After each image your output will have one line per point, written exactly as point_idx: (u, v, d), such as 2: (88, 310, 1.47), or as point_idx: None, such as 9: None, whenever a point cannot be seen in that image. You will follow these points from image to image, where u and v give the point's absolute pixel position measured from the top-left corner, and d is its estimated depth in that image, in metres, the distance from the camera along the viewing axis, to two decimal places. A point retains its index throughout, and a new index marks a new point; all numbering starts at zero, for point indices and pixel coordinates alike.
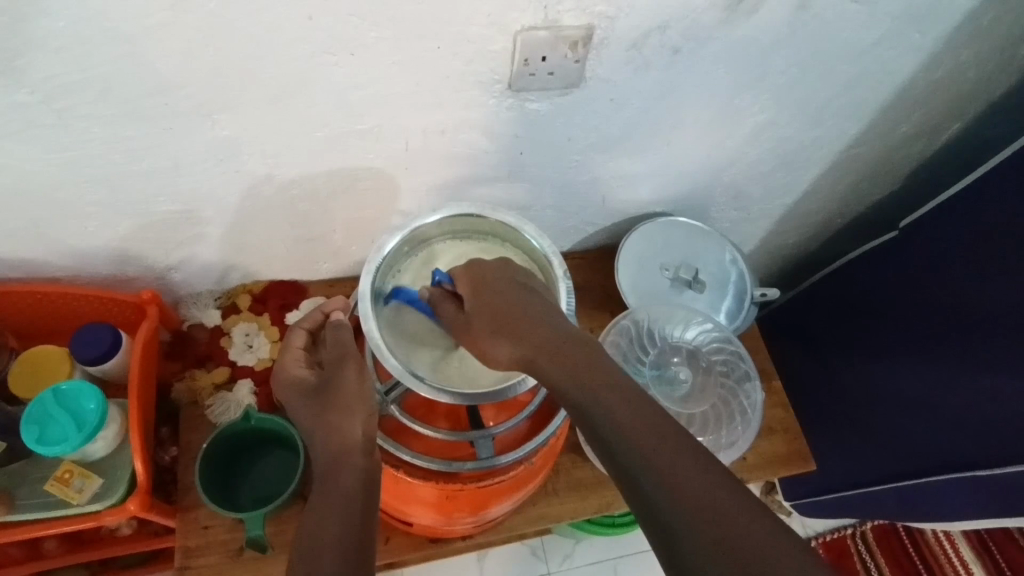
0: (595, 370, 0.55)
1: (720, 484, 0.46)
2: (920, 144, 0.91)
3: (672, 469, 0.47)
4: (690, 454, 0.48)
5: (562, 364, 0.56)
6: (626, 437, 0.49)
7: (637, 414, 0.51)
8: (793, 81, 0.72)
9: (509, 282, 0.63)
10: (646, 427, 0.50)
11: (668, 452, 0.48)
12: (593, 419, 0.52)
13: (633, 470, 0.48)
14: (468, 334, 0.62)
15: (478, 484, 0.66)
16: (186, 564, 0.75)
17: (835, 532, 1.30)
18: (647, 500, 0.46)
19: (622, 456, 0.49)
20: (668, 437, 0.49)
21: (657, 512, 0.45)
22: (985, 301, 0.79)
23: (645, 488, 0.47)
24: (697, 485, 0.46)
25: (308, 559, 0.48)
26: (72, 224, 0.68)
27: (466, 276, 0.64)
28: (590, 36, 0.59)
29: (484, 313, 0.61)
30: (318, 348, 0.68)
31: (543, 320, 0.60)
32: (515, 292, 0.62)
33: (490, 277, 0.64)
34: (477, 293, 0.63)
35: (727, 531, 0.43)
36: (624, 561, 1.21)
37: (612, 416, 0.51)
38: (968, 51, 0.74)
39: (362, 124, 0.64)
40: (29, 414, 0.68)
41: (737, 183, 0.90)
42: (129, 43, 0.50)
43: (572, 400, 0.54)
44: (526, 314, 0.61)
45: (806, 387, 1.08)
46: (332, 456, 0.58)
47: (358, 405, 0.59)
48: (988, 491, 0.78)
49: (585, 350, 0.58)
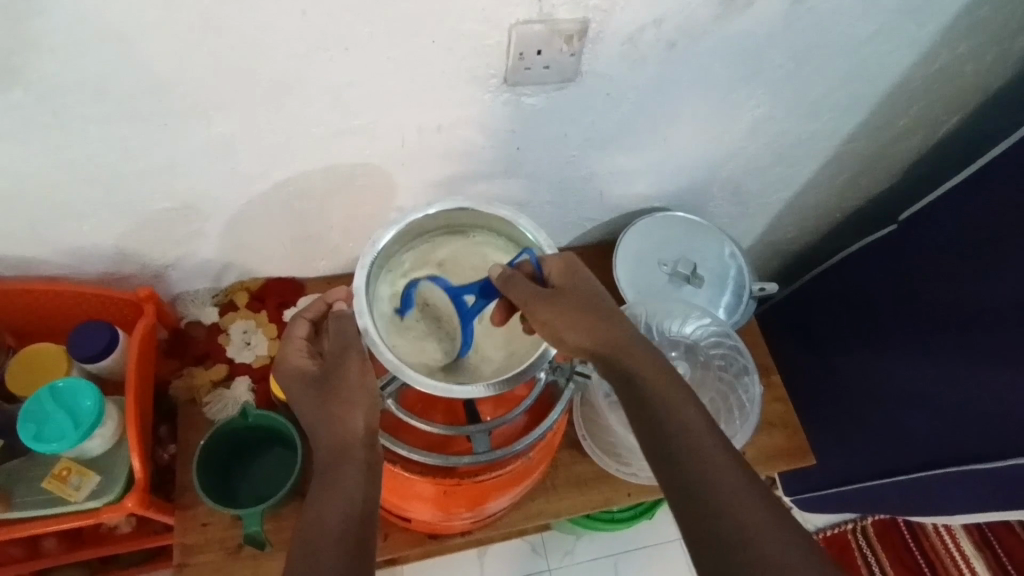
0: (664, 375, 0.55)
1: (774, 512, 0.46)
2: (919, 138, 0.91)
3: (731, 486, 0.47)
4: (748, 479, 0.48)
5: (640, 363, 0.56)
6: (690, 447, 0.49)
7: (703, 428, 0.51)
8: (791, 76, 0.72)
9: (593, 277, 0.62)
10: (710, 441, 0.50)
11: (726, 468, 0.48)
12: (656, 420, 0.52)
13: (690, 478, 0.48)
14: (550, 309, 0.58)
15: (474, 479, 0.67)
16: (185, 563, 0.75)
17: (837, 527, 1.23)
18: (699, 509, 0.46)
19: (683, 463, 0.49)
20: (729, 459, 0.49)
21: (709, 523, 0.46)
22: (985, 294, 0.79)
23: (702, 496, 0.47)
24: (752, 508, 0.46)
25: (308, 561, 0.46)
26: (68, 224, 0.68)
27: (558, 260, 0.62)
28: (586, 30, 0.59)
29: (572, 298, 0.59)
30: (321, 338, 0.65)
31: (619, 321, 0.59)
32: (597, 288, 0.61)
33: (575, 267, 0.62)
34: (566, 280, 0.61)
35: (775, 554, 0.43)
36: (624, 558, 1.21)
37: (676, 419, 0.51)
38: (966, 44, 0.74)
39: (358, 121, 0.64)
40: (25, 412, 0.68)
41: (735, 179, 0.90)
42: (122, 42, 0.50)
43: (637, 398, 0.54)
44: (606, 309, 0.59)
45: (806, 382, 1.08)
46: (334, 451, 0.55)
47: (362, 397, 0.57)
48: (988, 485, 0.78)
49: (657, 355, 0.57)
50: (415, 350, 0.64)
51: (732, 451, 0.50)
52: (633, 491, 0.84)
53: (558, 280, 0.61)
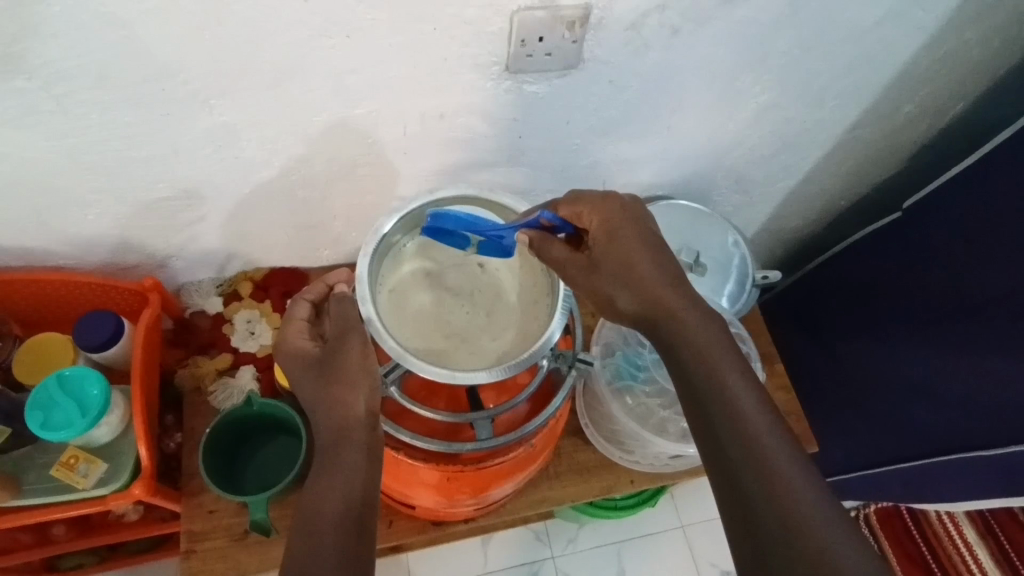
0: (715, 347, 0.54)
1: (819, 496, 0.48)
2: (924, 125, 0.90)
3: (774, 467, 0.49)
4: (793, 461, 0.49)
5: (687, 333, 0.55)
6: (736, 429, 0.50)
7: (751, 408, 0.51)
8: (795, 62, 0.71)
9: (640, 229, 0.59)
10: (758, 423, 0.51)
11: (770, 451, 0.49)
12: (704, 397, 0.52)
13: (734, 460, 0.50)
14: (593, 279, 0.58)
15: (477, 465, 0.67)
16: (192, 549, 0.75)
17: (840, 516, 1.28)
18: (741, 492, 0.49)
19: (727, 444, 0.50)
20: (776, 441, 0.50)
21: (750, 505, 0.48)
22: (991, 280, 0.79)
23: (744, 479, 0.49)
24: (795, 491, 0.48)
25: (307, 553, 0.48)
26: (73, 212, 0.69)
27: (596, 215, 0.59)
28: (588, 16, 0.58)
29: (611, 267, 0.58)
30: (323, 320, 0.65)
31: (672, 285, 0.57)
32: (645, 242, 0.58)
33: (620, 218, 0.59)
34: (609, 236, 0.58)
35: (813, 539, 0.46)
36: (627, 545, 1.22)
37: (722, 397, 0.52)
38: (973, 29, 0.73)
39: (361, 108, 0.64)
40: (33, 399, 0.69)
41: (738, 167, 0.90)
42: (124, 29, 0.50)
43: (685, 371, 0.54)
44: (656, 269, 0.57)
45: (809, 370, 1.08)
46: (335, 432, 0.56)
47: (363, 379, 0.56)
48: (992, 472, 0.79)
49: (707, 317, 0.56)
50: (414, 330, 0.64)
51: (778, 429, 0.51)
52: (636, 479, 0.84)
53: (600, 239, 0.59)
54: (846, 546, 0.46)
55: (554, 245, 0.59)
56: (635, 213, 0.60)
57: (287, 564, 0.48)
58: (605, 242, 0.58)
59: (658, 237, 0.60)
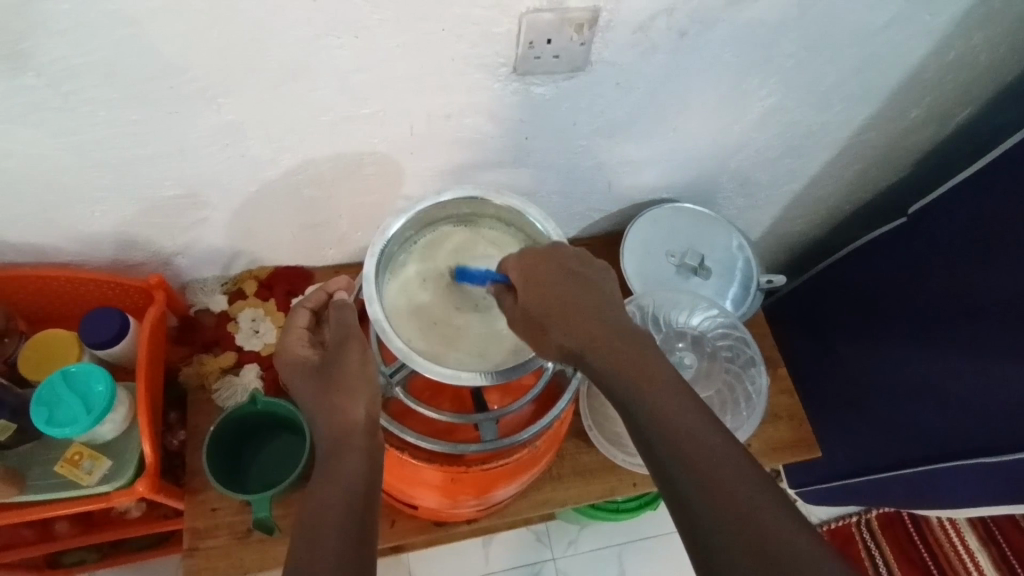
0: (645, 369, 0.54)
1: (767, 499, 0.45)
2: (931, 129, 0.90)
3: (713, 476, 0.46)
4: (733, 466, 0.47)
5: (615, 359, 0.55)
6: (671, 442, 0.49)
7: (684, 419, 0.50)
8: (802, 66, 0.71)
9: (560, 271, 0.59)
10: (691, 432, 0.49)
11: (709, 459, 0.47)
12: (637, 419, 0.51)
13: (674, 474, 0.48)
14: (528, 326, 0.58)
15: (482, 466, 0.67)
16: (195, 546, 0.76)
17: (840, 521, 1.27)
18: (686, 506, 0.46)
19: (667, 464, 0.48)
20: (715, 448, 0.48)
21: (697, 519, 0.45)
22: (997, 284, 0.78)
23: (688, 495, 0.46)
24: (738, 497, 0.45)
25: (306, 551, 0.47)
26: (79, 209, 0.69)
27: (517, 267, 0.60)
28: (596, 18, 0.58)
29: (539, 305, 0.58)
30: (322, 327, 0.68)
31: (595, 316, 0.58)
32: (567, 281, 0.59)
33: (539, 267, 0.60)
34: (527, 284, 0.59)
35: (763, 541, 0.43)
36: (629, 547, 1.22)
37: (654, 414, 0.51)
38: (981, 34, 0.73)
39: (366, 109, 0.64)
40: (38, 395, 0.69)
41: (744, 170, 0.89)
42: (132, 26, 0.50)
43: (617, 397, 0.53)
44: (581, 306, 0.58)
45: (811, 374, 1.08)
46: (335, 438, 0.57)
47: (361, 387, 0.58)
48: (994, 478, 0.78)
49: (637, 343, 0.56)
50: (415, 328, 0.64)
51: (715, 436, 0.49)
52: (638, 482, 0.84)
53: (524, 288, 0.59)
54: (801, 541, 0.43)
55: (510, 298, 0.60)
56: (558, 258, 0.60)
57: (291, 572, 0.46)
58: (528, 287, 0.59)
59: (580, 276, 0.60)
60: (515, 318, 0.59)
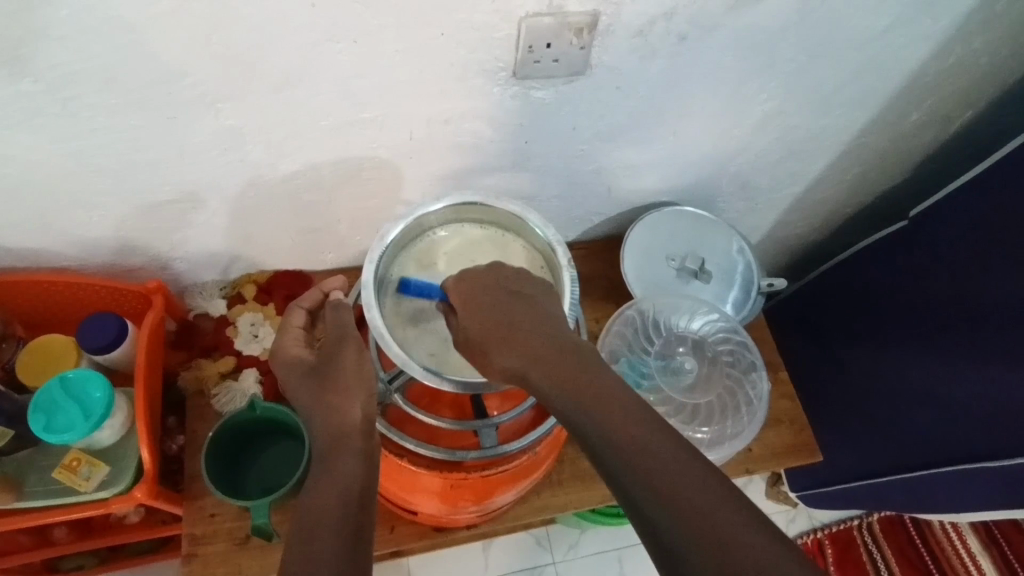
0: (594, 386, 0.52)
1: (727, 503, 0.43)
2: (932, 133, 0.89)
3: (671, 488, 0.44)
4: (690, 474, 0.45)
5: (552, 371, 0.54)
6: (624, 456, 0.47)
7: (636, 429, 0.48)
8: (803, 70, 0.71)
9: (499, 290, 0.62)
10: (643, 443, 0.47)
11: (667, 467, 0.45)
12: (590, 438, 0.49)
13: (631, 489, 0.45)
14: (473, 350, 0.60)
15: (481, 473, 0.66)
16: (193, 552, 0.75)
17: (841, 525, 1.29)
18: (649, 522, 0.44)
19: (626, 484, 0.46)
20: (670, 455, 0.46)
21: (661, 534, 0.43)
22: (997, 289, 0.78)
23: (651, 512, 0.44)
24: (700, 505, 0.43)
25: (302, 549, 0.46)
26: (78, 214, 0.69)
27: (456, 290, 0.63)
28: (596, 23, 0.58)
29: (477, 325, 0.59)
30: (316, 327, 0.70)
31: (534, 332, 0.58)
32: (507, 299, 0.61)
33: (476, 290, 0.62)
34: (466, 308, 0.61)
35: (728, 550, 0.41)
36: (629, 552, 1.21)
37: (605, 430, 0.49)
38: (982, 37, 0.73)
39: (366, 113, 0.63)
40: (36, 402, 0.69)
41: (744, 173, 0.89)
42: (132, 32, 0.50)
43: (569, 418, 0.51)
44: (529, 326, 0.58)
45: (811, 378, 1.08)
46: (331, 437, 0.57)
47: (359, 387, 0.60)
48: (996, 483, 0.78)
49: (585, 357, 0.55)
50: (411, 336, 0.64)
51: (669, 444, 0.47)
52: None
53: (463, 311, 0.61)
54: (768, 546, 0.41)
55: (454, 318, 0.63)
56: (498, 278, 0.63)
57: (285, 567, 0.45)
58: (468, 308, 0.61)
59: (521, 293, 0.62)
60: (460, 338, 0.61)
